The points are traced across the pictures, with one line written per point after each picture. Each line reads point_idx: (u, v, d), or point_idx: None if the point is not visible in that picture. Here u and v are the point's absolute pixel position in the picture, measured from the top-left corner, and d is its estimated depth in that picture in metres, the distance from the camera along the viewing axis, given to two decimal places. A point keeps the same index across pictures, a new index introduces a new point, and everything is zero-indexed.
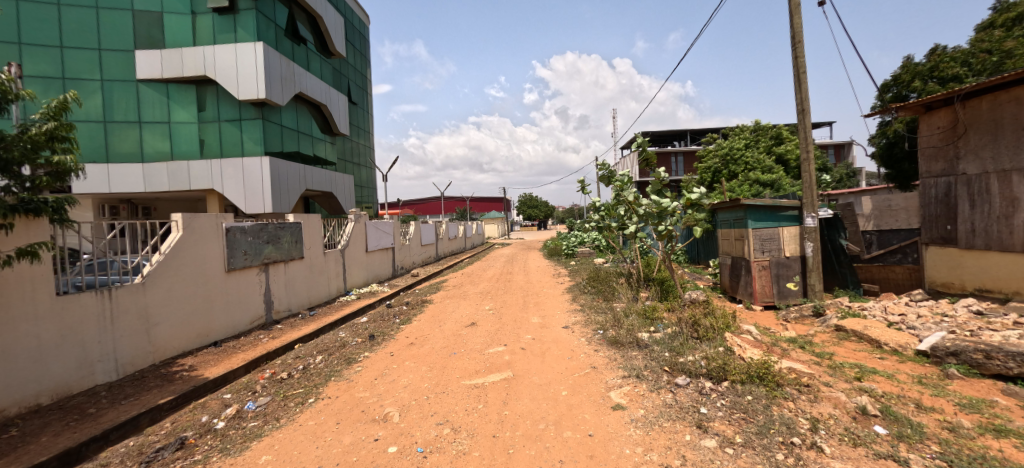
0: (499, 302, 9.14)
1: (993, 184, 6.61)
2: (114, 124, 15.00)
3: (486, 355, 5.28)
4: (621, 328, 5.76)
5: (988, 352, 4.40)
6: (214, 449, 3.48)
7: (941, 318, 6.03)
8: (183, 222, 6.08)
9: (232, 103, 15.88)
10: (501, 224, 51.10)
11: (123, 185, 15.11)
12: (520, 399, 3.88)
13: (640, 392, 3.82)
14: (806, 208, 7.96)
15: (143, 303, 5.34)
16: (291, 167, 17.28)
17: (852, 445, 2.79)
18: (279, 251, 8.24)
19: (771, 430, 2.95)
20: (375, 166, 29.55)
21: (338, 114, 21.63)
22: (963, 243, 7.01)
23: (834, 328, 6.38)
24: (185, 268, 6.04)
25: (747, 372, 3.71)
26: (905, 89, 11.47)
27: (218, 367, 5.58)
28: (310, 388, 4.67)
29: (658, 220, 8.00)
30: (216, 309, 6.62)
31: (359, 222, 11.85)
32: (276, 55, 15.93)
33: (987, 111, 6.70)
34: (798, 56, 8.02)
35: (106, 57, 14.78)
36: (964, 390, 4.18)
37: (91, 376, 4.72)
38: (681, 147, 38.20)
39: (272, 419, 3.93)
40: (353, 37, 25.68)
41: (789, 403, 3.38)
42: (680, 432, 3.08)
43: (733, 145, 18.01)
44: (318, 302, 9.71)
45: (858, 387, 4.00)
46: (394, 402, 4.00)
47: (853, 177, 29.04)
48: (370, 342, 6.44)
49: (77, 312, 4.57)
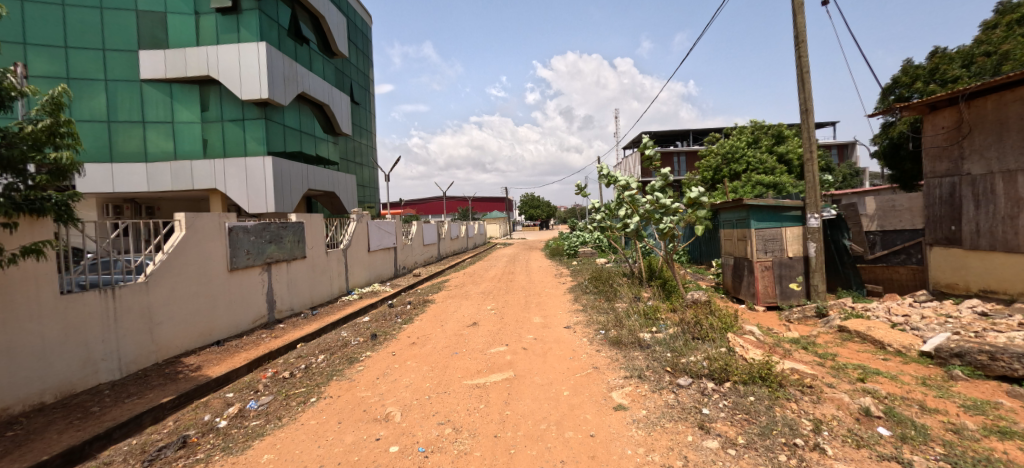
0: (501, 302, 9.14)
1: (998, 185, 6.56)
2: (117, 124, 15.05)
3: (487, 355, 5.28)
4: (622, 328, 5.74)
5: (992, 353, 4.38)
6: (216, 448, 3.48)
7: (945, 319, 6.00)
8: (186, 221, 6.11)
9: (235, 103, 15.92)
10: (503, 224, 51.00)
11: (127, 184, 15.19)
12: (522, 400, 3.87)
13: (642, 392, 3.81)
14: (810, 208, 7.89)
15: (146, 302, 5.37)
16: (294, 167, 17.32)
17: (856, 446, 2.77)
18: (282, 250, 8.27)
19: (774, 432, 2.93)
20: (376, 166, 29.53)
21: (341, 115, 21.65)
22: (967, 243, 6.98)
23: (837, 328, 6.37)
24: (188, 267, 6.06)
25: (749, 373, 3.69)
26: (907, 90, 11.46)
27: (221, 366, 5.61)
28: (311, 388, 4.66)
29: (659, 217, 8.01)
30: (218, 308, 6.63)
31: (361, 222, 11.88)
32: (279, 55, 15.98)
33: (992, 111, 6.65)
34: (802, 56, 7.99)
35: (110, 56, 14.84)
36: (969, 391, 4.16)
37: (95, 375, 4.75)
38: (682, 148, 38.12)
39: (274, 418, 3.93)
40: (355, 36, 25.65)
41: (792, 404, 3.35)
42: (682, 433, 3.07)
43: (735, 145, 17.96)
44: (321, 301, 9.74)
45: (862, 388, 3.99)
46: (395, 401, 4.00)
47: (856, 177, 29.04)
48: (372, 342, 6.44)
49: (80, 311, 4.60)
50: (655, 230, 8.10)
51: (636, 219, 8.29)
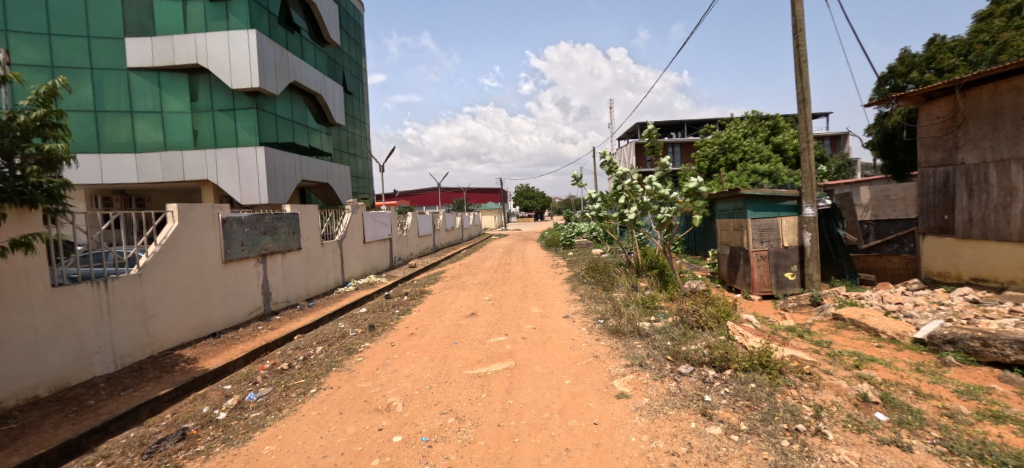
0: (498, 293, 9.12)
1: (991, 174, 6.63)
2: (105, 114, 14.74)
3: (487, 345, 5.28)
4: (621, 317, 5.78)
5: (985, 340, 4.46)
6: (216, 440, 3.45)
7: (938, 306, 6.12)
8: (178, 212, 6.01)
9: (225, 92, 15.62)
10: (500, 215, 50.69)
11: (115, 175, 14.92)
12: (523, 389, 3.88)
13: (644, 380, 3.82)
14: (806, 197, 7.95)
15: (140, 295, 5.32)
16: (287, 158, 17.14)
17: (856, 431, 2.80)
18: (277, 242, 8.19)
19: (776, 418, 2.95)
20: (370, 157, 29.18)
21: (333, 105, 21.33)
22: (959, 233, 7.07)
23: (832, 316, 6.44)
24: (182, 259, 5.99)
25: (749, 360, 3.70)
26: (903, 79, 11.56)
27: (218, 358, 5.59)
28: (311, 379, 4.63)
29: (657, 208, 8.07)
30: (214, 300, 6.57)
31: (356, 213, 11.79)
32: (269, 43, 15.65)
33: (987, 100, 6.68)
34: (800, 44, 7.97)
35: (95, 44, 14.48)
36: (962, 376, 4.25)
37: (89, 368, 4.71)
38: (677, 138, 38.24)
39: (275, 409, 3.90)
40: (347, 24, 25.19)
41: (792, 390, 3.38)
42: (685, 420, 3.09)
43: (731, 134, 18.04)
44: (316, 293, 9.68)
45: (858, 374, 4.06)
46: (396, 392, 3.99)
47: (848, 167, 29.50)
48: (370, 332, 6.42)
49: (73, 304, 4.54)
50: (654, 221, 8.12)
51: (635, 209, 8.28)
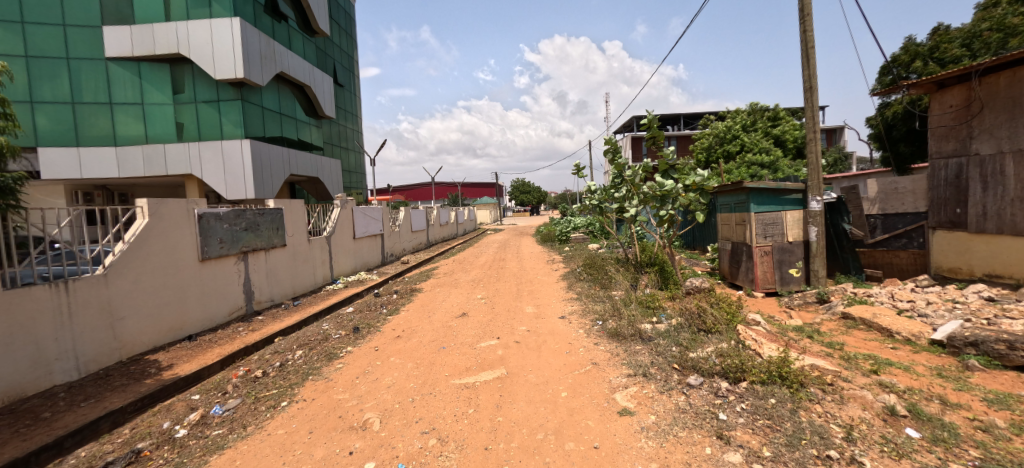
0: (491, 291, 8.73)
1: (1008, 165, 6.33)
2: (83, 106, 14.18)
3: (478, 349, 4.92)
4: (621, 318, 5.40)
5: (1011, 342, 4.16)
6: (169, 464, 3.07)
7: (953, 305, 5.80)
8: (149, 208, 5.56)
9: (209, 82, 15.00)
10: (496, 210, 50.06)
11: (96, 170, 14.38)
12: (515, 403, 3.51)
13: (649, 394, 3.47)
14: (812, 190, 7.67)
15: (106, 296, 4.89)
16: (274, 151, 16.61)
17: (895, 457, 2.45)
18: (260, 238, 7.75)
19: (803, 442, 2.62)
20: (362, 151, 28.62)
21: (323, 97, 20.75)
22: (972, 227, 6.75)
23: (840, 316, 6.12)
24: (153, 257, 5.56)
25: (767, 371, 3.35)
26: (905, 69, 11.24)
27: (191, 364, 5.19)
28: (284, 389, 4.25)
29: (658, 204, 7.68)
30: (189, 300, 6.15)
31: (345, 208, 11.35)
32: (254, 32, 15.04)
33: (1005, 87, 6.37)
34: (807, 30, 7.59)
35: (71, 33, 13.90)
36: (987, 383, 3.93)
37: (48, 376, 4.32)
38: (674, 132, 37.83)
39: (239, 427, 3.52)
40: (337, 14, 24.45)
41: (817, 406, 3.03)
42: (698, 444, 2.74)
43: (729, 126, 17.84)
44: (303, 291, 9.26)
45: (878, 382, 3.72)
46: (374, 406, 3.61)
47: (845, 161, 29.34)
48: (354, 335, 6.03)
49: (26, 307, 4.13)
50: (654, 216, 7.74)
51: (636, 203, 7.90)
